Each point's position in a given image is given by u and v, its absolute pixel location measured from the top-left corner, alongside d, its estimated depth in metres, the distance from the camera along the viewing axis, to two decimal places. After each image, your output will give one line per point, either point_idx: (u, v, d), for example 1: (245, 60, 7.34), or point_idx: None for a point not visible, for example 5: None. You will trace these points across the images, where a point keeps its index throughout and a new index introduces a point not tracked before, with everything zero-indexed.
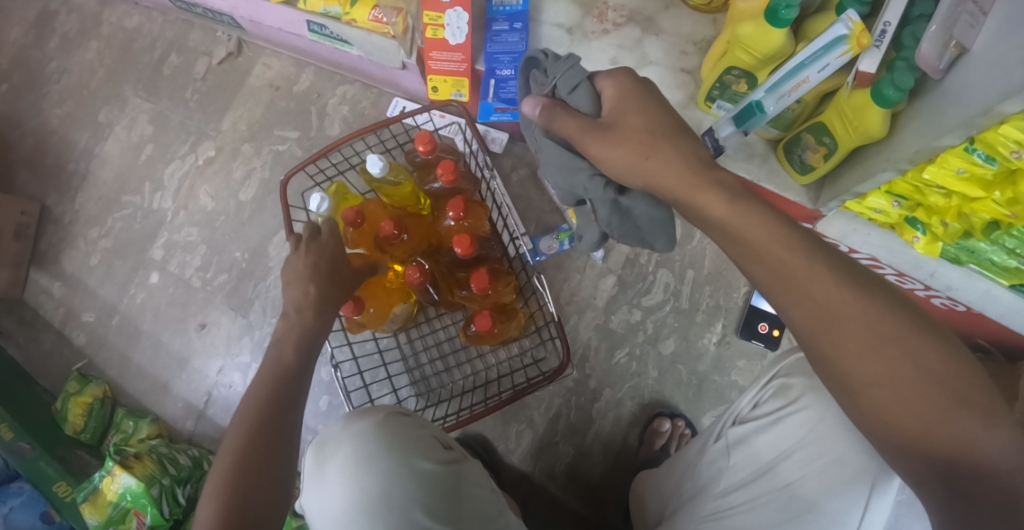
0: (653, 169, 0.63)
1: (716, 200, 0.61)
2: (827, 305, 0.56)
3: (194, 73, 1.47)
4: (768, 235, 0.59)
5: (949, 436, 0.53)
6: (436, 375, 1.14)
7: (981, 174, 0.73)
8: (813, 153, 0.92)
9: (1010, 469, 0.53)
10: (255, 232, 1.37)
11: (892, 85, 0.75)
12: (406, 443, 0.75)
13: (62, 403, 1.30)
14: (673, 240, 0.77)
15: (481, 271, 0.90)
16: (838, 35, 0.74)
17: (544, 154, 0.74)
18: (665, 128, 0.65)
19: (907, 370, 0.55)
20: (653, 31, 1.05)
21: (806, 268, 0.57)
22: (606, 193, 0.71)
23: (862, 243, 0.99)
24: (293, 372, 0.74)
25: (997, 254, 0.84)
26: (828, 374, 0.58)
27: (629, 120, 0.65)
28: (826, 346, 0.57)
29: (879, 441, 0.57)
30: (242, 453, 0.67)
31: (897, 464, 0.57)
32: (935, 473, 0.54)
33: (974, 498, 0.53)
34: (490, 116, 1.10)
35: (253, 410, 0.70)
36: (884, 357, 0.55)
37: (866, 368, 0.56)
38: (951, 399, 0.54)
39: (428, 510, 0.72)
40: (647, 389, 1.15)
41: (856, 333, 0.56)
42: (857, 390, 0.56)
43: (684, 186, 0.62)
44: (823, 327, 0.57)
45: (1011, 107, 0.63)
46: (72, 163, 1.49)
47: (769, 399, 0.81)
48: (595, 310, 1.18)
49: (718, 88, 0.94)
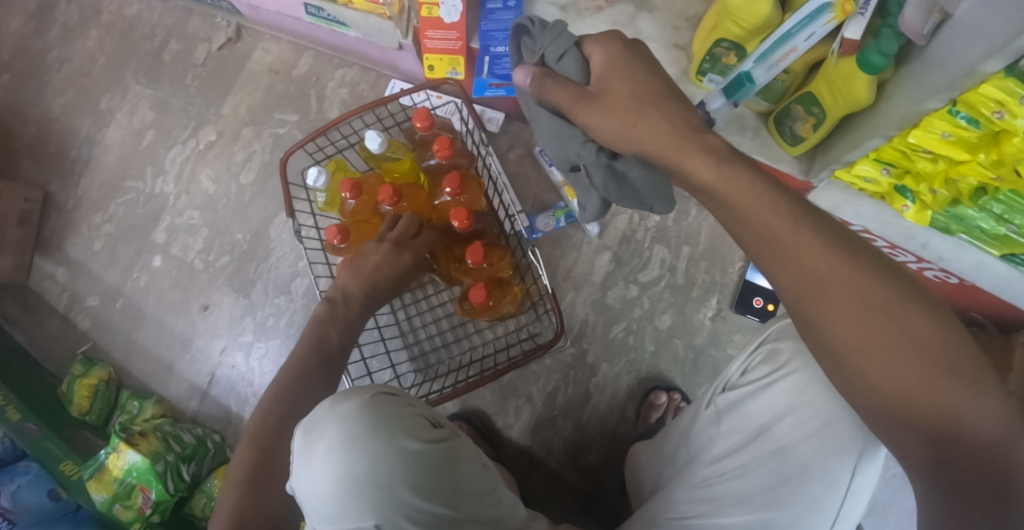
0: (642, 136, 0.65)
1: (703, 164, 0.62)
2: (815, 270, 0.59)
3: (193, 59, 1.49)
4: (756, 202, 0.61)
5: (934, 405, 0.57)
6: (434, 351, 1.16)
7: (966, 137, 0.75)
8: (803, 124, 0.94)
9: (993, 438, 0.56)
10: (256, 214, 1.39)
11: (878, 51, 0.77)
12: (392, 422, 0.72)
13: (68, 385, 1.33)
14: (672, 200, 0.78)
15: (477, 244, 0.92)
16: (822, 3, 0.75)
17: (538, 124, 0.78)
18: (653, 92, 0.66)
19: (892, 336, 0.57)
20: (646, 7, 1.05)
21: (793, 235, 0.60)
22: (599, 158, 0.73)
23: (854, 214, 0.99)
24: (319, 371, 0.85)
25: (985, 221, 0.85)
26: (817, 339, 0.61)
27: (616, 88, 0.66)
28: (813, 311, 0.60)
29: (866, 407, 0.61)
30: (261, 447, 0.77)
31: (882, 429, 0.60)
32: (918, 438, 0.58)
33: (960, 465, 0.56)
34: (484, 92, 1.08)
35: (269, 401, 0.81)
36: (869, 323, 0.58)
37: (853, 335, 0.59)
38: (935, 367, 0.57)
39: (416, 488, 0.70)
40: (643, 364, 1.17)
41: (842, 299, 0.59)
42: (844, 355, 0.60)
43: (671, 152, 0.64)
44: (810, 292, 0.60)
45: (992, 67, 0.65)
46: (75, 150, 1.51)
47: (759, 366, 0.84)
48: (592, 286, 1.19)
49: (709, 61, 0.94)
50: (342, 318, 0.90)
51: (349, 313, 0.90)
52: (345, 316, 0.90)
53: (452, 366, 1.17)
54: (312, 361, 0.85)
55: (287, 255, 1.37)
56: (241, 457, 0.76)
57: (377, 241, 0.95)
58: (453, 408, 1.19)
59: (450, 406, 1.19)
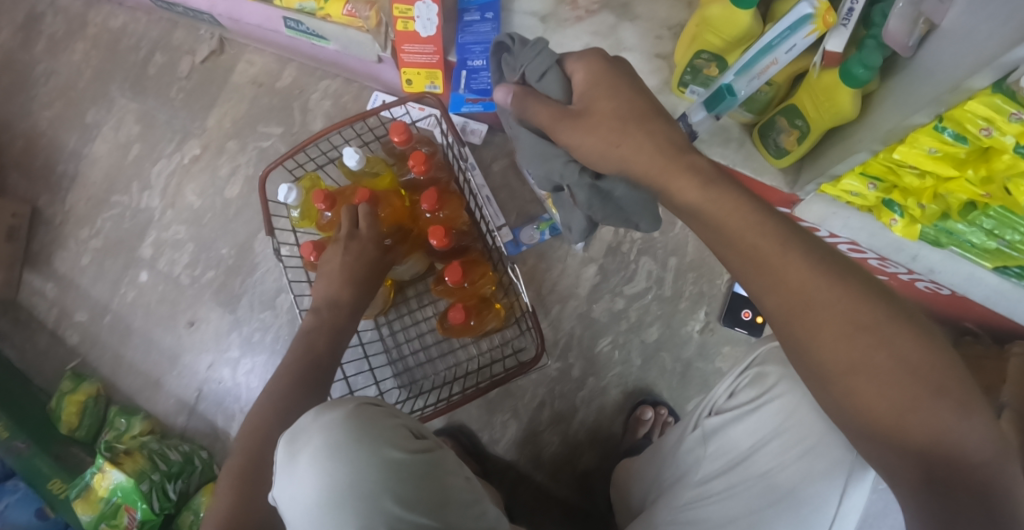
0: (625, 156, 0.63)
1: (690, 186, 0.60)
2: (802, 290, 0.58)
3: (178, 72, 1.48)
4: (742, 220, 0.59)
5: (926, 428, 0.55)
6: (419, 366, 1.15)
7: (954, 153, 0.72)
8: (787, 136, 0.89)
9: (984, 461, 0.54)
10: (241, 229, 1.38)
11: (861, 63, 0.73)
12: (376, 433, 0.71)
13: (56, 402, 1.32)
14: (658, 217, 0.74)
15: (456, 264, 0.92)
16: (804, 14, 0.72)
17: (521, 142, 0.74)
18: (636, 110, 0.63)
19: (881, 358, 0.56)
20: (627, 16, 1.02)
21: (780, 255, 0.58)
22: (582, 179, 0.70)
23: (842, 227, 0.95)
24: (301, 382, 0.83)
25: (975, 236, 0.82)
26: (803, 361, 0.60)
27: (600, 106, 0.64)
28: (800, 332, 0.58)
29: (855, 431, 0.58)
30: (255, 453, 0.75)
31: (870, 454, 0.58)
32: (907, 461, 0.56)
33: (952, 491, 0.54)
34: (461, 108, 1.05)
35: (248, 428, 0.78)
36: (858, 344, 0.57)
37: (841, 357, 0.57)
38: (924, 388, 0.55)
39: (399, 497, 0.68)
40: (631, 377, 1.15)
41: (831, 320, 0.57)
42: (832, 376, 0.58)
43: (657, 171, 0.61)
44: (797, 313, 0.58)
45: (979, 82, 0.62)
46: (62, 165, 1.50)
47: (746, 388, 0.82)
48: (577, 299, 1.17)
49: (690, 72, 0.91)
50: (327, 329, 0.88)
51: (322, 331, 0.88)
52: (332, 323, 0.88)
53: (436, 382, 1.15)
54: (286, 385, 0.82)
55: (272, 269, 1.36)
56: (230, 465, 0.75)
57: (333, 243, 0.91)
58: (439, 424, 1.18)
59: (436, 422, 1.17)
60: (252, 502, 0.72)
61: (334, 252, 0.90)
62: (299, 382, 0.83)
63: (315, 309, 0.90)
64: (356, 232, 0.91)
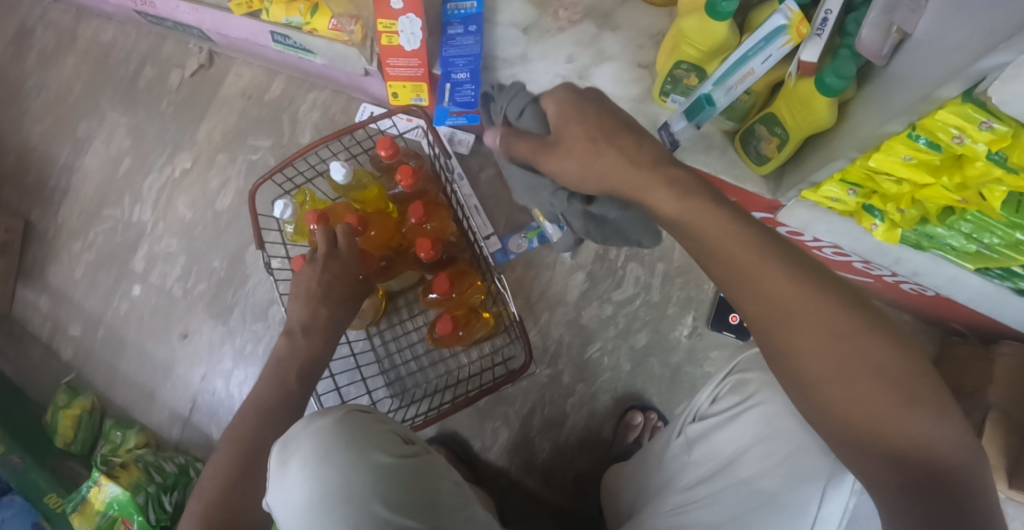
0: (602, 175, 0.63)
1: (667, 198, 0.60)
2: (780, 300, 0.58)
3: (168, 85, 1.49)
4: (720, 231, 0.60)
5: (900, 435, 0.56)
6: (410, 375, 1.16)
7: (928, 160, 0.72)
8: (767, 143, 0.90)
9: (956, 465, 0.56)
10: (233, 241, 1.39)
11: (834, 72, 0.75)
12: (364, 437, 0.72)
13: (51, 415, 1.32)
14: (658, 232, 0.75)
15: (443, 275, 0.93)
16: (778, 25, 0.74)
17: (514, 179, 0.75)
18: (608, 129, 0.63)
19: (858, 366, 0.57)
20: (609, 26, 1.02)
21: (759, 265, 0.59)
22: (574, 206, 0.71)
23: (824, 231, 0.96)
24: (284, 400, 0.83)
25: (955, 240, 0.82)
26: (784, 369, 0.60)
27: (573, 131, 0.64)
28: (780, 340, 0.59)
29: (832, 437, 0.59)
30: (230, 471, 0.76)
31: (847, 459, 0.59)
32: (885, 466, 0.57)
33: (925, 495, 0.55)
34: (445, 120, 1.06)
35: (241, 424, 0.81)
36: (835, 353, 0.57)
37: (819, 365, 0.58)
38: (898, 395, 0.56)
39: (388, 500, 0.69)
40: (621, 383, 1.16)
41: (809, 329, 0.58)
42: (812, 383, 0.59)
43: (631, 186, 0.62)
44: (776, 322, 0.59)
45: (948, 92, 0.63)
46: (53, 179, 1.51)
47: (727, 395, 0.83)
48: (566, 305, 1.18)
49: (670, 82, 0.92)
50: (304, 353, 0.88)
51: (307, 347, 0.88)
52: (307, 352, 0.88)
53: (428, 390, 1.16)
54: (277, 390, 0.84)
55: (264, 280, 1.37)
56: (203, 487, 0.76)
57: (309, 261, 0.90)
58: (431, 432, 1.18)
59: (428, 431, 1.18)
60: (235, 522, 0.73)
61: (310, 269, 0.90)
62: (280, 398, 0.83)
63: (293, 324, 0.89)
64: (334, 250, 0.91)
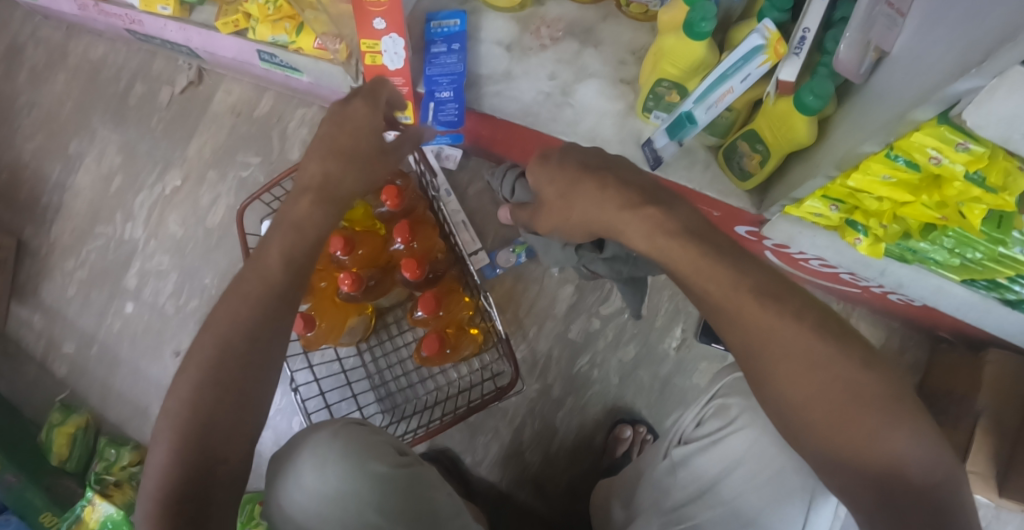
0: (579, 217, 0.69)
1: (640, 235, 0.65)
2: (758, 329, 0.59)
3: (158, 102, 1.49)
4: (692, 264, 0.61)
5: (880, 455, 0.56)
6: (400, 391, 1.17)
7: (908, 178, 0.72)
8: (749, 160, 0.91)
9: (938, 484, 0.55)
10: (224, 258, 1.40)
11: (812, 92, 0.75)
12: (362, 447, 0.73)
13: (47, 434, 1.33)
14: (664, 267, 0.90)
15: (429, 295, 0.94)
16: (755, 45, 0.74)
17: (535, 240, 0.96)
18: (570, 177, 0.69)
19: (836, 389, 0.58)
20: (591, 42, 1.03)
21: (735, 295, 0.60)
22: (591, 254, 0.86)
23: (809, 244, 0.95)
24: (247, 361, 0.61)
25: (938, 254, 0.84)
26: (765, 395, 0.61)
27: (547, 192, 0.72)
28: (759, 366, 0.60)
29: (814, 459, 0.60)
30: (190, 431, 0.58)
31: (830, 480, 0.59)
32: (867, 485, 0.56)
33: (908, 512, 0.54)
34: (430, 138, 1.09)
35: (239, 295, 0.64)
36: (813, 376, 0.58)
37: (798, 392, 0.59)
38: (877, 417, 0.56)
39: (383, 509, 0.71)
40: (610, 395, 1.16)
41: (787, 354, 0.59)
42: (792, 410, 0.59)
43: (608, 218, 0.66)
44: (755, 349, 0.60)
45: (922, 114, 0.62)
46: (46, 197, 1.51)
47: (711, 418, 0.83)
48: (554, 319, 1.18)
49: (652, 98, 0.92)
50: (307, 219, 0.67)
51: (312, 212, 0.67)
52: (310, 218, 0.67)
53: (419, 405, 1.18)
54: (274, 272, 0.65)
55: None
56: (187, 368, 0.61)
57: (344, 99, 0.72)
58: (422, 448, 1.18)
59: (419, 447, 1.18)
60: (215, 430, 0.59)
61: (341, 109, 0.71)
62: (278, 284, 0.64)
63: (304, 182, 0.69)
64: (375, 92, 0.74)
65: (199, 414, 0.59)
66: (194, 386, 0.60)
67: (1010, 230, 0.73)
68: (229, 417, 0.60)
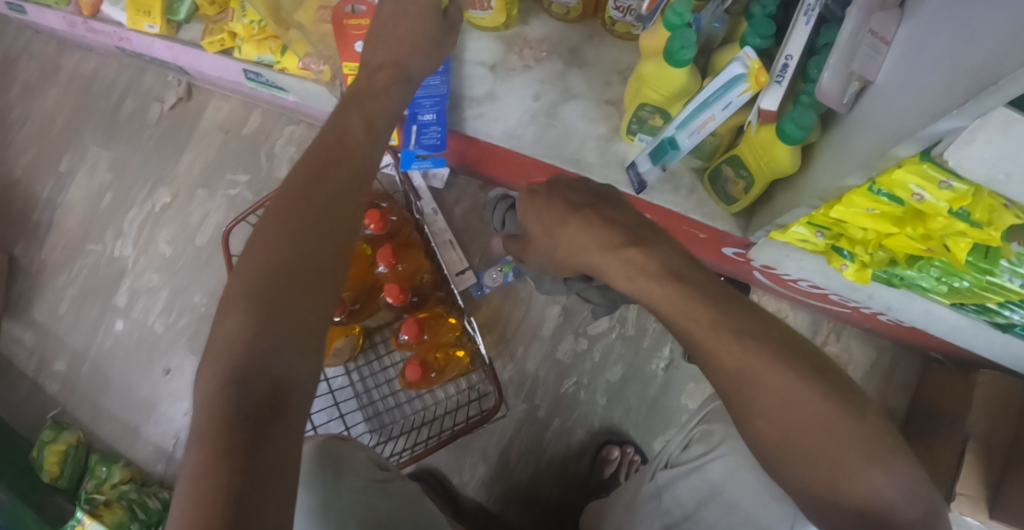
0: (560, 243, 0.67)
1: (621, 273, 0.63)
2: (738, 369, 0.58)
3: (148, 119, 1.49)
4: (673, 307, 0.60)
5: (859, 494, 0.56)
6: (388, 410, 1.16)
7: (891, 211, 0.72)
8: (734, 185, 0.90)
9: (916, 518, 0.55)
10: (213, 277, 1.40)
11: (794, 123, 0.74)
12: (348, 461, 0.73)
13: (38, 451, 1.33)
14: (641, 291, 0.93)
15: (412, 319, 0.94)
16: (736, 74, 0.73)
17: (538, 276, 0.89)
18: (557, 211, 0.67)
19: (817, 430, 0.56)
20: (576, 63, 1.02)
21: (714, 336, 0.58)
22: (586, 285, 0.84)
23: (795, 267, 0.95)
24: (315, 228, 0.59)
25: (925, 281, 0.82)
26: (745, 431, 0.60)
27: (532, 227, 0.70)
28: (740, 404, 0.59)
29: (795, 493, 0.59)
30: (260, 295, 0.54)
31: (811, 511, 0.59)
32: (846, 521, 0.56)
33: None
34: (412, 162, 1.06)
35: (304, 173, 0.62)
36: (794, 418, 0.57)
37: (777, 433, 0.58)
38: (856, 457, 0.56)
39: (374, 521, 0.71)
40: (596, 417, 1.15)
41: (767, 395, 0.57)
42: (771, 445, 0.58)
43: (578, 253, 0.65)
44: (736, 388, 0.58)
45: (904, 151, 0.61)
46: (37, 213, 1.51)
47: (695, 443, 0.82)
48: (541, 339, 1.18)
49: (636, 122, 0.91)
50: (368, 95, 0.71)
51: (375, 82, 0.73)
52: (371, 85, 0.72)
53: (406, 425, 1.17)
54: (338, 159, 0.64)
55: None
56: (257, 236, 0.58)
57: None
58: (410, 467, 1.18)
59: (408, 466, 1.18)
60: (289, 294, 0.55)
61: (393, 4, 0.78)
62: (346, 165, 0.64)
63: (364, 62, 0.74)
64: None
65: (271, 272, 0.55)
66: (263, 248, 0.56)
67: (997, 261, 0.71)
68: (294, 291, 0.55)
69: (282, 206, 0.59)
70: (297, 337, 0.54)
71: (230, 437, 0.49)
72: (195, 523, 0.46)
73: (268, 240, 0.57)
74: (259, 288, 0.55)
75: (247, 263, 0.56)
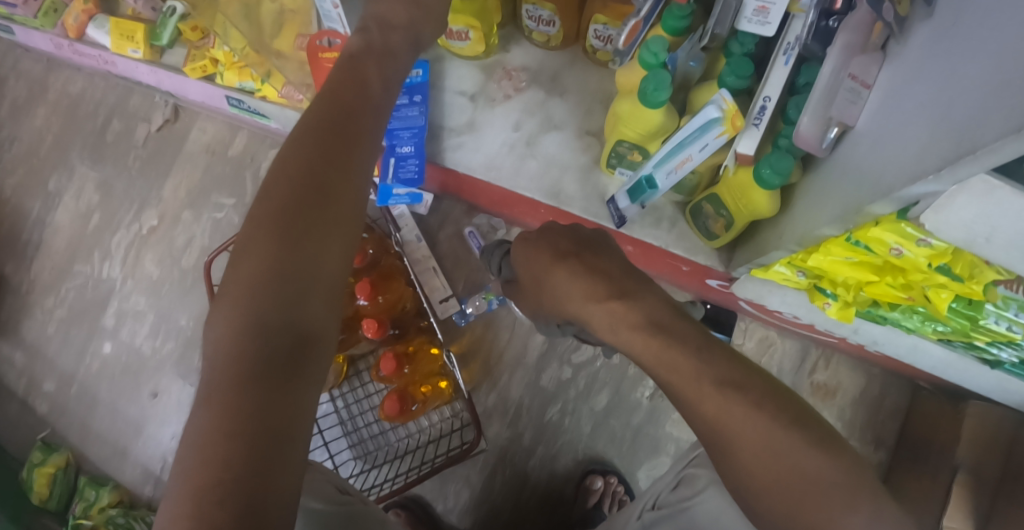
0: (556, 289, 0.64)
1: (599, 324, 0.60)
2: (710, 404, 0.52)
3: (135, 140, 1.49)
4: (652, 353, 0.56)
5: None
6: (372, 437, 1.16)
7: (870, 261, 0.70)
8: (715, 222, 0.89)
9: None
10: (199, 300, 1.40)
11: (771, 168, 0.73)
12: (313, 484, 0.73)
13: (27, 473, 1.33)
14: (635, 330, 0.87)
15: (389, 355, 0.94)
16: (711, 117, 0.72)
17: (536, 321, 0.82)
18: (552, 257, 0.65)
19: (799, 471, 0.50)
20: (557, 91, 1.01)
21: (691, 381, 0.53)
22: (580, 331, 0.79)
23: (779, 302, 0.93)
24: (329, 176, 0.56)
25: (909, 321, 0.81)
26: (726, 474, 0.54)
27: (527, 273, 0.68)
28: (717, 443, 0.53)
29: None
30: (275, 254, 0.51)
31: None
32: None
33: None
34: (389, 198, 1.05)
35: (317, 116, 0.58)
36: (774, 460, 0.50)
37: (753, 478, 0.51)
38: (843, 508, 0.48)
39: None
40: (580, 445, 1.15)
41: (744, 435, 0.51)
42: (752, 489, 0.52)
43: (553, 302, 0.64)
44: (710, 426, 0.52)
45: (880, 209, 0.59)
46: (26, 233, 1.50)
47: (681, 487, 0.81)
48: (525, 367, 1.17)
49: (615, 157, 0.90)
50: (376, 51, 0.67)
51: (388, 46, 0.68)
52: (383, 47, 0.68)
53: (391, 453, 1.16)
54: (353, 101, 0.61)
55: None
56: (274, 178, 0.54)
57: None
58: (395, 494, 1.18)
59: None
60: (308, 246, 0.52)
61: None
62: (353, 112, 0.61)
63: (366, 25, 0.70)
64: None
65: (284, 223, 0.52)
66: (278, 197, 0.53)
67: (982, 306, 0.69)
68: (311, 238, 0.53)
69: (296, 151, 0.56)
70: (317, 289, 0.52)
71: (247, 393, 0.46)
72: (204, 473, 0.43)
73: (282, 184, 0.54)
74: (277, 237, 0.52)
75: (267, 201, 0.53)
